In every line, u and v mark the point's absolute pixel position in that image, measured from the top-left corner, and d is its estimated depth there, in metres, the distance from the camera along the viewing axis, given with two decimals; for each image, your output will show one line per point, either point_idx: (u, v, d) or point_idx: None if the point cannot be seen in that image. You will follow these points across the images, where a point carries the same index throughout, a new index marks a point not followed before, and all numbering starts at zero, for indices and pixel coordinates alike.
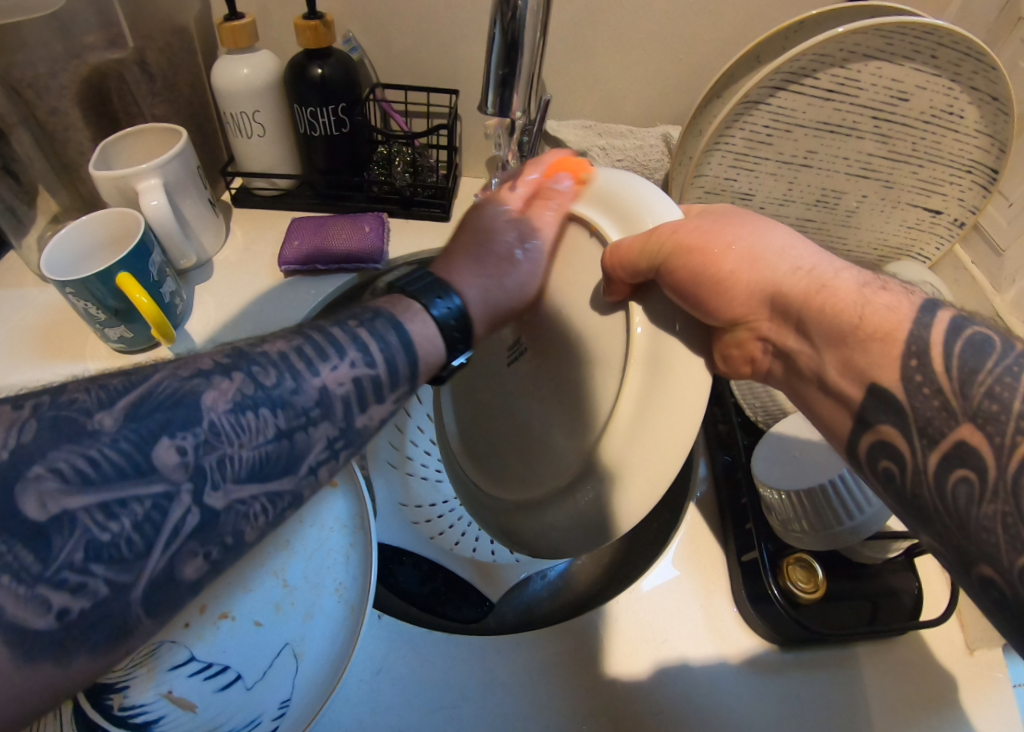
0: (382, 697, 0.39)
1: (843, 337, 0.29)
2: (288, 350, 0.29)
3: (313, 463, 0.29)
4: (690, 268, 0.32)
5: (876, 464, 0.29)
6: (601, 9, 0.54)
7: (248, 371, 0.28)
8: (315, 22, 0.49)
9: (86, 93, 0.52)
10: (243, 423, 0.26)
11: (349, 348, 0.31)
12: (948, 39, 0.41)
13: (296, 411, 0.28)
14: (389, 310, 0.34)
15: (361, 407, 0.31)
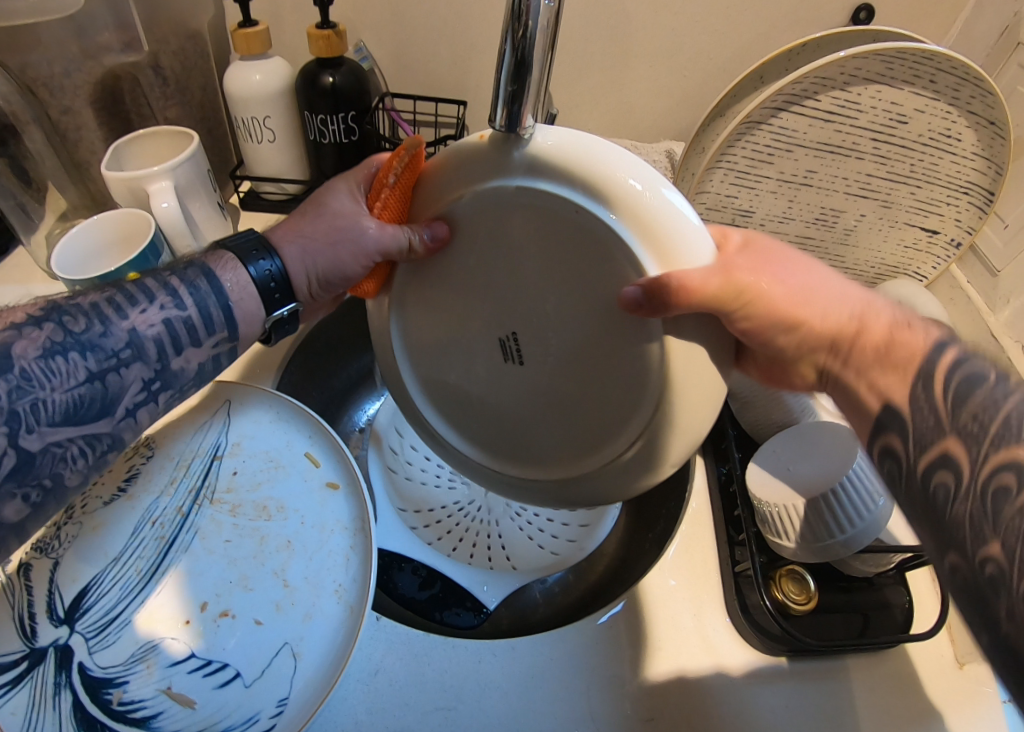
0: (380, 699, 0.39)
1: (883, 360, 0.30)
2: (98, 302, 0.33)
3: (129, 406, 0.34)
4: (756, 316, 0.30)
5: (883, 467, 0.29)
6: (608, 26, 0.55)
7: (58, 322, 0.31)
8: (328, 32, 0.50)
9: (100, 94, 0.53)
10: (53, 368, 0.30)
11: (160, 294, 0.34)
12: (947, 65, 0.42)
13: (106, 354, 0.32)
14: (202, 261, 0.36)
15: (176, 350, 0.35)
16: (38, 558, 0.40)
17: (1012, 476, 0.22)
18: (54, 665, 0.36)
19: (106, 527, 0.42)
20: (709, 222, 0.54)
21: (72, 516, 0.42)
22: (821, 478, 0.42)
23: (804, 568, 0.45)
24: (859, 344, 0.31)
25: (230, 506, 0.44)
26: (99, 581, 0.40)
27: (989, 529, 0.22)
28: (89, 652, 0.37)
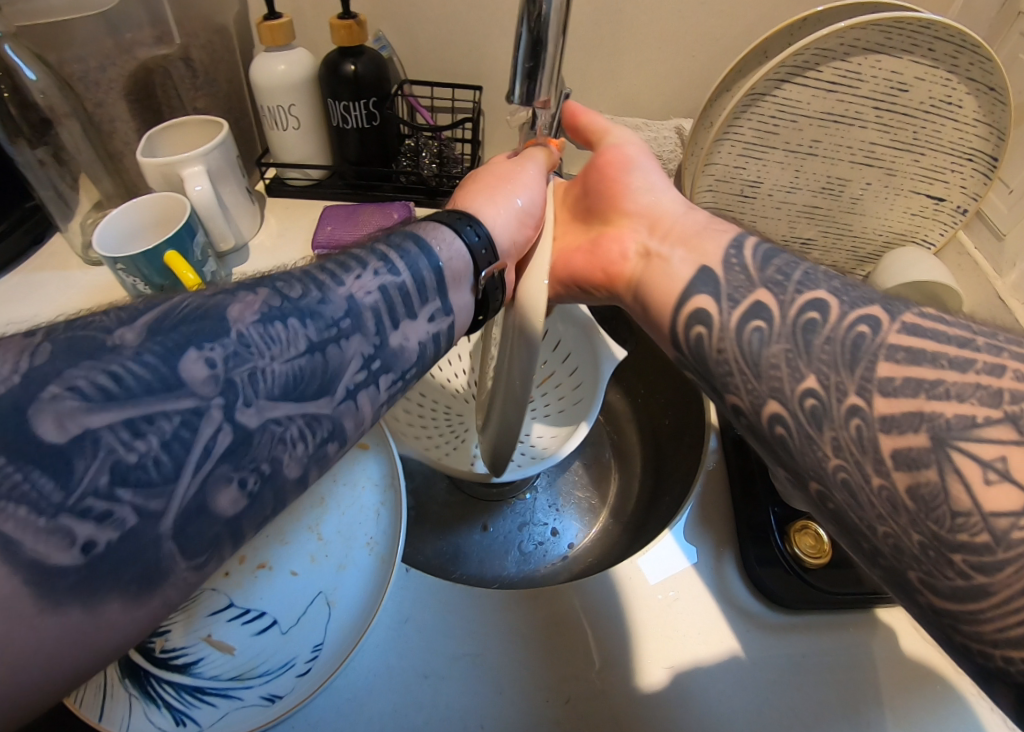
0: (407, 646, 0.41)
1: (687, 236, 0.41)
2: (310, 271, 0.30)
3: (347, 387, 0.29)
4: (608, 168, 0.48)
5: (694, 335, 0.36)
6: (617, 8, 0.57)
7: (272, 288, 0.28)
8: (350, 22, 0.53)
9: (134, 86, 0.56)
10: (267, 338, 0.26)
11: (370, 262, 0.32)
12: (944, 33, 0.44)
13: (324, 324, 0.28)
14: (343, 319, 0.26)
15: (393, 321, 0.31)
16: None
17: (817, 314, 0.31)
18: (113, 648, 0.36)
19: None
20: (718, 193, 0.56)
21: None
22: None
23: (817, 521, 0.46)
24: (676, 223, 0.43)
25: None
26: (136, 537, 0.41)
27: (803, 363, 0.30)
28: None
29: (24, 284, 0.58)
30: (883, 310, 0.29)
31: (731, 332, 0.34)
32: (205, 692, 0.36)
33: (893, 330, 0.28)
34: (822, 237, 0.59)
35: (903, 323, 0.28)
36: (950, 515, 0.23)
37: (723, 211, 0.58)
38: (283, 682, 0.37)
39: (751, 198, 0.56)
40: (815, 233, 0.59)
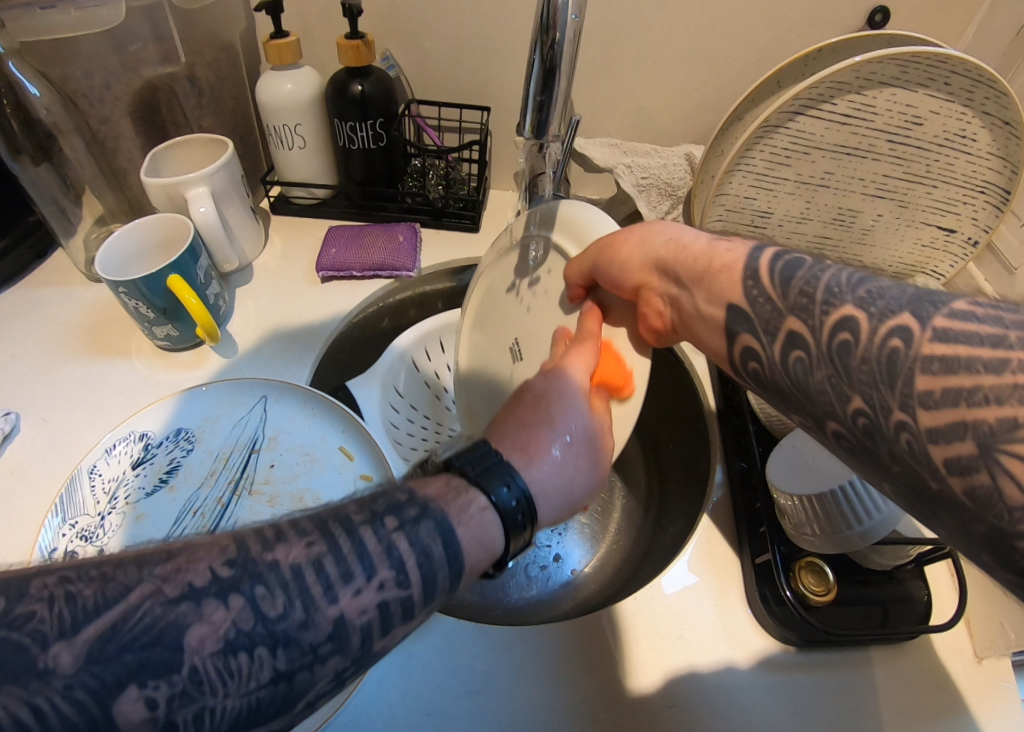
0: (409, 681, 0.40)
1: (703, 277, 0.37)
2: (305, 562, 0.24)
3: (314, 699, 0.24)
4: (610, 255, 0.40)
5: (791, 359, 0.32)
6: (628, 33, 0.57)
7: (251, 594, 0.22)
8: (358, 43, 0.52)
9: (139, 104, 0.56)
10: (233, 669, 0.21)
11: (381, 564, 0.24)
12: (960, 68, 0.43)
13: (301, 650, 0.22)
14: (438, 506, 0.27)
15: (385, 630, 0.25)
16: (83, 545, 0.41)
17: (848, 332, 0.28)
18: None
19: (145, 515, 0.43)
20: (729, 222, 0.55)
21: (116, 505, 0.43)
22: (837, 471, 0.43)
23: (822, 560, 0.46)
24: (685, 258, 0.38)
25: (269, 498, 0.45)
26: None
27: (847, 386, 0.28)
28: None
29: (26, 301, 0.58)
30: (912, 317, 0.26)
31: (778, 362, 0.32)
32: None
33: (923, 338, 0.26)
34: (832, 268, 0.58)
35: (935, 330, 0.25)
36: (1011, 512, 0.22)
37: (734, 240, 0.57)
38: None
39: (762, 228, 0.55)
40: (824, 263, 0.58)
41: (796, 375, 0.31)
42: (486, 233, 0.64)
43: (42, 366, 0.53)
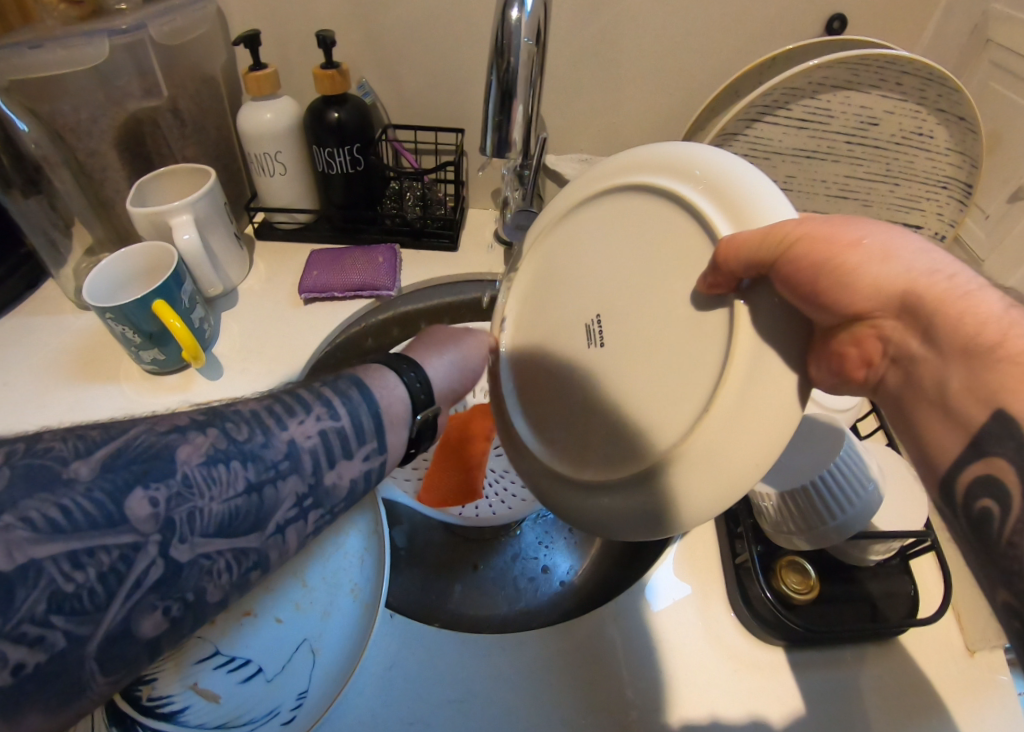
0: (392, 692, 0.40)
1: (977, 353, 0.24)
2: (260, 410, 0.35)
3: (281, 521, 0.34)
4: (812, 257, 0.26)
5: (975, 503, 0.23)
6: (593, 51, 0.59)
7: (222, 427, 0.33)
8: (332, 72, 0.54)
9: (124, 137, 0.58)
10: (214, 475, 0.31)
11: (315, 406, 0.36)
12: (909, 68, 0.44)
13: (265, 464, 0.33)
14: (354, 374, 0.39)
15: (330, 461, 0.36)
16: None
17: (1021, 489, 0.22)
18: None
19: None
20: None
21: None
22: (815, 462, 0.44)
23: (802, 558, 0.47)
24: (949, 314, 0.25)
25: None
26: None
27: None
28: None
29: (18, 330, 0.60)
30: None
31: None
32: None
33: None
34: None
35: None
36: None
37: None
38: None
39: None
40: None
41: (974, 524, 0.23)
42: (465, 251, 0.65)
43: (31, 392, 0.54)
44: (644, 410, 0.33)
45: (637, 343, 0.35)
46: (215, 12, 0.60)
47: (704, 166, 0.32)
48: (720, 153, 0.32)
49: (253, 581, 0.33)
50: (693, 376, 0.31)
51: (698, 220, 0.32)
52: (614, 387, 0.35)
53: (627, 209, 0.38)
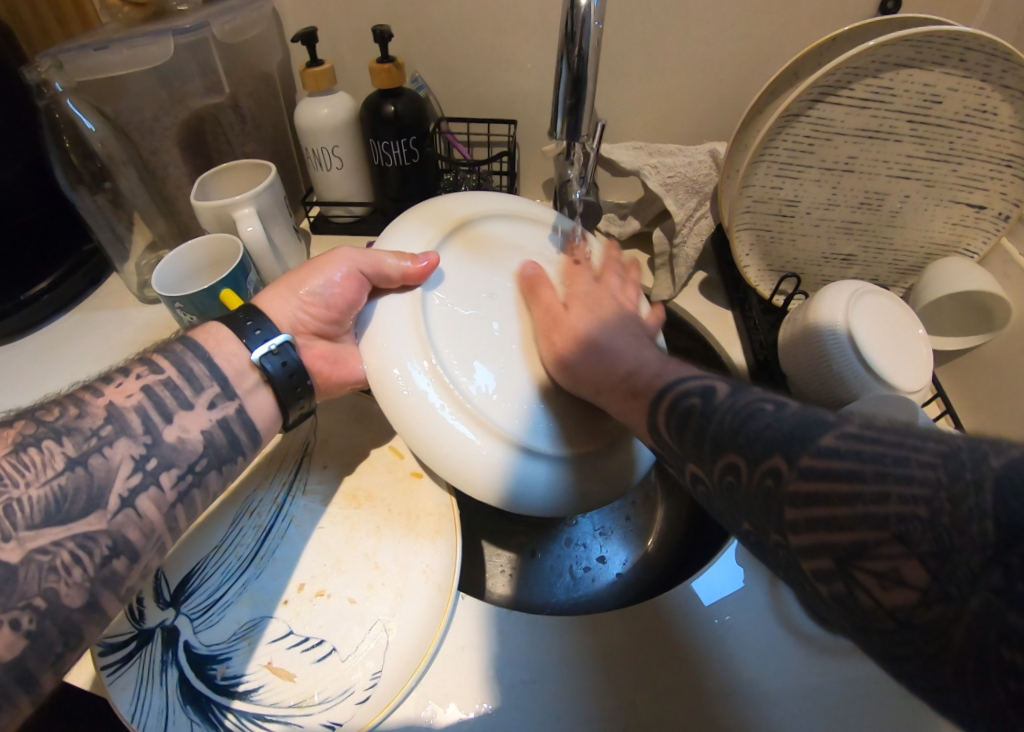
0: (462, 674, 0.40)
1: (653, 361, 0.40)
2: (72, 396, 0.38)
3: (122, 489, 0.36)
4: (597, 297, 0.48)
5: (674, 419, 0.34)
6: (647, 38, 0.59)
7: (35, 416, 0.36)
8: (389, 65, 0.55)
9: (186, 134, 0.60)
10: (30, 460, 0.34)
11: (134, 368, 0.40)
12: (974, 43, 0.44)
13: (81, 435, 0.36)
14: (183, 335, 0.42)
15: (160, 419, 0.38)
16: None
17: (779, 458, 0.27)
18: (161, 644, 0.41)
19: (208, 520, 0.47)
20: (757, 213, 0.55)
21: None
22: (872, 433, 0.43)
23: None
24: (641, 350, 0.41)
25: (323, 496, 0.49)
26: (203, 567, 0.45)
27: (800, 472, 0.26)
28: (194, 631, 0.42)
29: (86, 323, 0.62)
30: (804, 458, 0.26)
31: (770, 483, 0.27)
32: (267, 720, 0.38)
33: (806, 457, 0.26)
34: (862, 252, 0.58)
35: (816, 453, 0.26)
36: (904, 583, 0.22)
37: (761, 231, 0.57)
38: (342, 710, 0.39)
39: (789, 217, 0.55)
40: (855, 248, 0.58)
41: (672, 435, 0.34)
42: None
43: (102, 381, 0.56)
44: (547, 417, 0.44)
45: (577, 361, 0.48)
46: (271, 11, 0.61)
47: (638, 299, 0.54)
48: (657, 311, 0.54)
49: (117, 572, 0.35)
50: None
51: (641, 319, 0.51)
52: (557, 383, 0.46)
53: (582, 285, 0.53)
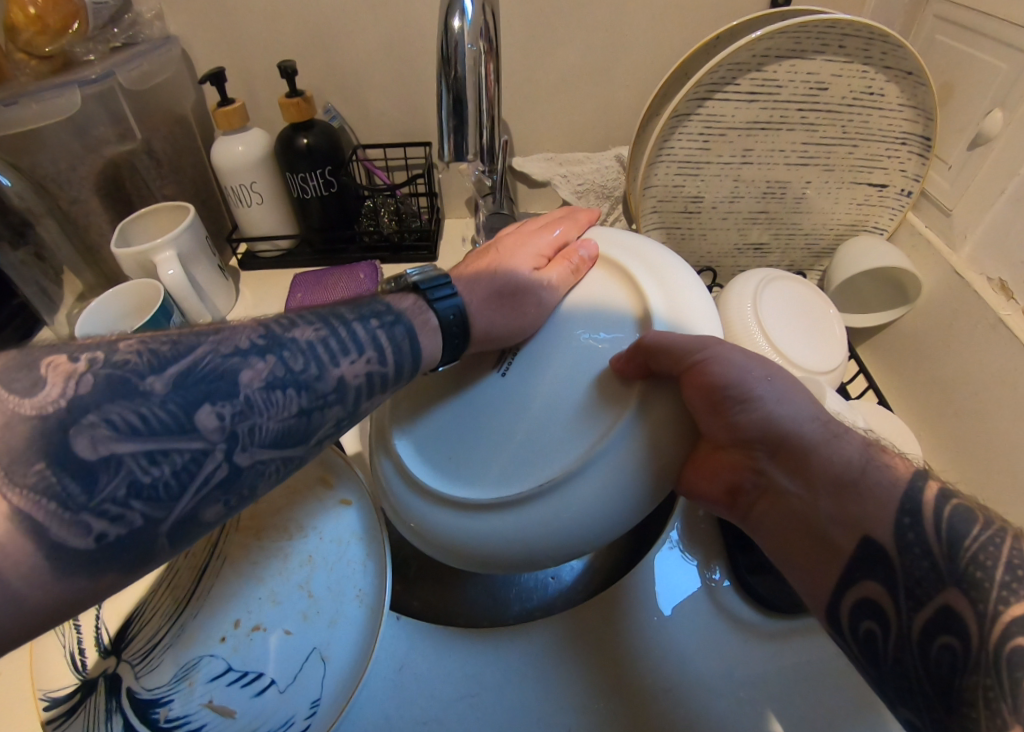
0: (405, 695, 0.41)
1: (846, 483, 0.32)
2: (315, 338, 0.31)
3: (321, 438, 0.31)
4: (715, 384, 0.35)
5: (860, 628, 0.30)
6: (546, 52, 0.60)
7: (280, 354, 0.29)
8: (297, 100, 0.56)
9: (103, 182, 0.60)
10: (273, 399, 0.28)
11: (362, 338, 0.33)
12: (849, 29, 0.46)
13: (318, 394, 0.30)
14: (400, 307, 0.36)
15: (369, 393, 0.33)
16: None
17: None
18: (104, 693, 0.40)
19: None
20: (663, 213, 0.58)
21: None
22: None
23: None
24: (820, 469, 0.33)
25: (252, 530, 0.48)
26: (140, 613, 0.45)
27: (1007, 710, 0.22)
28: (135, 677, 0.41)
29: None
30: None
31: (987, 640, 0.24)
32: None
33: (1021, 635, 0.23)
34: (774, 239, 0.61)
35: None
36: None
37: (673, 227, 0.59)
38: None
39: (697, 211, 0.58)
40: (766, 236, 0.61)
41: (862, 645, 0.30)
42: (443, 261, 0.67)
43: None
44: (512, 453, 0.36)
45: (533, 387, 0.38)
46: (180, 54, 0.62)
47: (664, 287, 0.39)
48: (686, 288, 0.40)
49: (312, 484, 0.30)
50: (581, 423, 0.36)
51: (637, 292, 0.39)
52: (530, 408, 0.37)
53: (583, 286, 0.41)
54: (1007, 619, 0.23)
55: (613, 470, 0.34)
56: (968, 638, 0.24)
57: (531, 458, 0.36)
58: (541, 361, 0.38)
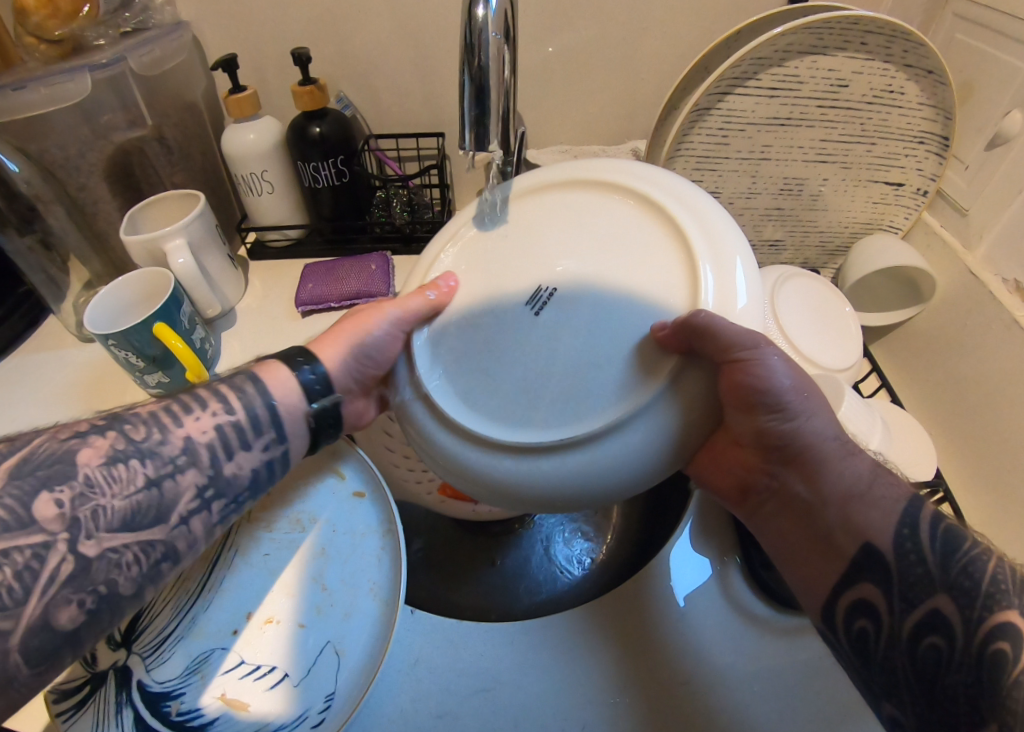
0: (420, 687, 0.41)
1: (853, 498, 0.34)
2: (156, 410, 0.33)
3: (185, 512, 0.32)
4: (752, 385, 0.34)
5: (852, 626, 0.32)
6: (563, 45, 0.60)
7: (121, 428, 0.32)
8: (311, 87, 0.55)
9: (112, 169, 0.59)
10: (115, 474, 0.30)
11: (213, 401, 0.35)
12: (872, 26, 0.45)
13: (163, 460, 0.32)
14: (250, 369, 0.38)
15: (228, 454, 0.35)
16: None
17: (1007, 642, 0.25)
18: (115, 687, 0.40)
19: None
20: None
21: None
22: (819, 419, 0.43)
23: None
24: (832, 482, 0.35)
25: (267, 523, 0.48)
26: (150, 605, 0.44)
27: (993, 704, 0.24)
28: (146, 670, 0.41)
29: (23, 366, 0.61)
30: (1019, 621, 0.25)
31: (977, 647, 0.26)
32: None
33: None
34: (789, 235, 0.60)
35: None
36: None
37: None
38: None
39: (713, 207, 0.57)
40: (781, 233, 0.61)
41: (853, 643, 0.32)
42: None
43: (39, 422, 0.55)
44: (540, 406, 0.35)
45: (563, 350, 0.35)
46: (192, 40, 0.61)
47: (707, 225, 0.36)
48: (729, 226, 0.37)
49: (162, 572, 0.32)
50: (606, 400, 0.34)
51: (682, 236, 0.36)
52: (562, 367, 0.35)
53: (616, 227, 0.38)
54: (990, 625, 0.26)
55: (637, 452, 0.33)
56: (954, 636, 0.27)
57: (560, 416, 0.35)
58: (572, 320, 0.36)
